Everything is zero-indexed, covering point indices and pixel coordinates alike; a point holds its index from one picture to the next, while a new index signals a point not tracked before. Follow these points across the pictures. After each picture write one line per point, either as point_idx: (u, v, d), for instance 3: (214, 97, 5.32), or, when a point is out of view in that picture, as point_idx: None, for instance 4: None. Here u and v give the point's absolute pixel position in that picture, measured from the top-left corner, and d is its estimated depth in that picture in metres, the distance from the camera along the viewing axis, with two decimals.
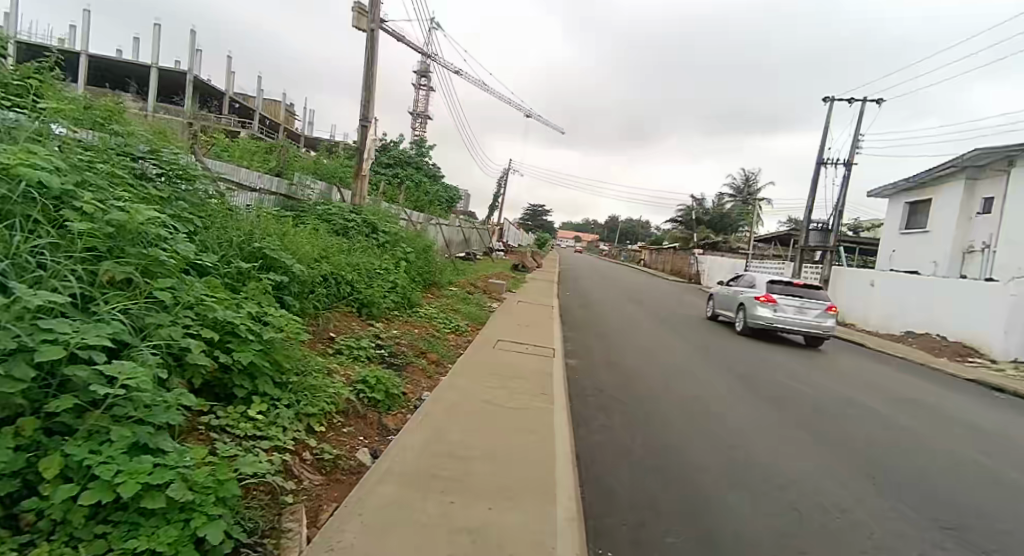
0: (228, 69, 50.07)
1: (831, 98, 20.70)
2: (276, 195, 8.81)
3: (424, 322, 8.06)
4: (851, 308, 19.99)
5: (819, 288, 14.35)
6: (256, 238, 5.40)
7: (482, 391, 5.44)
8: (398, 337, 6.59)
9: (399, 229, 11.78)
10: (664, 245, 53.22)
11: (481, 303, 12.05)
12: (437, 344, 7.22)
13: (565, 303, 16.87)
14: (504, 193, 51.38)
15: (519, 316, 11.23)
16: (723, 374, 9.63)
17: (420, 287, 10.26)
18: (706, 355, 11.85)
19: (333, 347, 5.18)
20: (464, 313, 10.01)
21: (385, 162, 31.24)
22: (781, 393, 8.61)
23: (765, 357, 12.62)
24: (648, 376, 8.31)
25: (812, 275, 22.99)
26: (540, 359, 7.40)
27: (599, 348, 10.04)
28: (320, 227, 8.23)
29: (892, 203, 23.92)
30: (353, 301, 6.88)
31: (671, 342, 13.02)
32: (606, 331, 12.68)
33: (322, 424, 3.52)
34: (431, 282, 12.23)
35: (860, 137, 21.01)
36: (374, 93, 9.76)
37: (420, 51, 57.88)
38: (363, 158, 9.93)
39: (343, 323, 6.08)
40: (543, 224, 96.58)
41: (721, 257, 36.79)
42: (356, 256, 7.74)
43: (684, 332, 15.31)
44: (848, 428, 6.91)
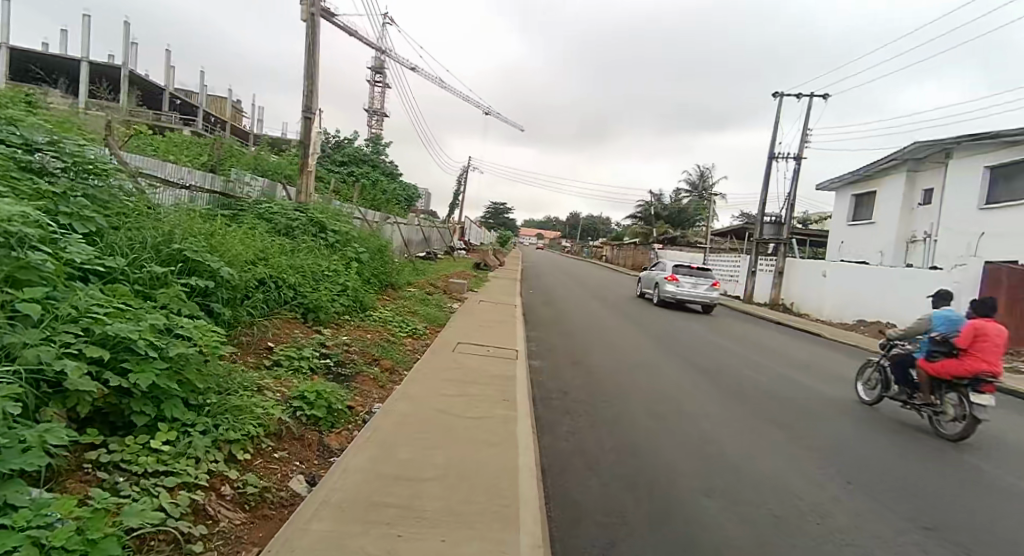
0: (170, 64, 47.63)
1: (781, 93, 21.11)
2: (210, 193, 8.17)
3: (378, 326, 7.55)
4: (806, 298, 20.45)
5: (710, 269, 19.04)
6: (176, 239, 4.84)
7: (438, 399, 5.02)
8: (347, 345, 6.08)
9: (350, 227, 11.18)
10: (625, 240, 53.72)
11: (440, 304, 11.60)
12: (392, 349, 6.75)
13: (527, 301, 16.55)
14: (464, 190, 50.77)
15: (479, 316, 10.83)
16: (688, 369, 9.49)
17: (375, 289, 9.71)
18: (670, 349, 11.74)
19: (270, 361, 4.67)
20: (422, 315, 9.52)
21: (339, 160, 30.24)
22: (746, 387, 8.52)
23: (727, 350, 12.63)
24: (613, 374, 8.08)
25: (767, 268, 23.46)
26: (501, 361, 7.03)
27: (562, 346, 9.77)
28: (259, 227, 7.63)
29: (840, 195, 24.66)
30: (296, 306, 6.33)
31: (635, 337, 12.89)
32: (570, 329, 12.42)
33: (247, 451, 3.04)
34: (388, 283, 11.70)
35: (808, 131, 21.50)
36: (317, 83, 9.16)
37: (374, 47, 56.63)
38: (307, 153, 9.33)
39: (284, 331, 5.55)
40: (504, 222, 96.25)
41: (680, 252, 37.32)
42: (300, 257, 7.18)
43: (647, 327, 15.22)
44: (815, 420, 6.81)
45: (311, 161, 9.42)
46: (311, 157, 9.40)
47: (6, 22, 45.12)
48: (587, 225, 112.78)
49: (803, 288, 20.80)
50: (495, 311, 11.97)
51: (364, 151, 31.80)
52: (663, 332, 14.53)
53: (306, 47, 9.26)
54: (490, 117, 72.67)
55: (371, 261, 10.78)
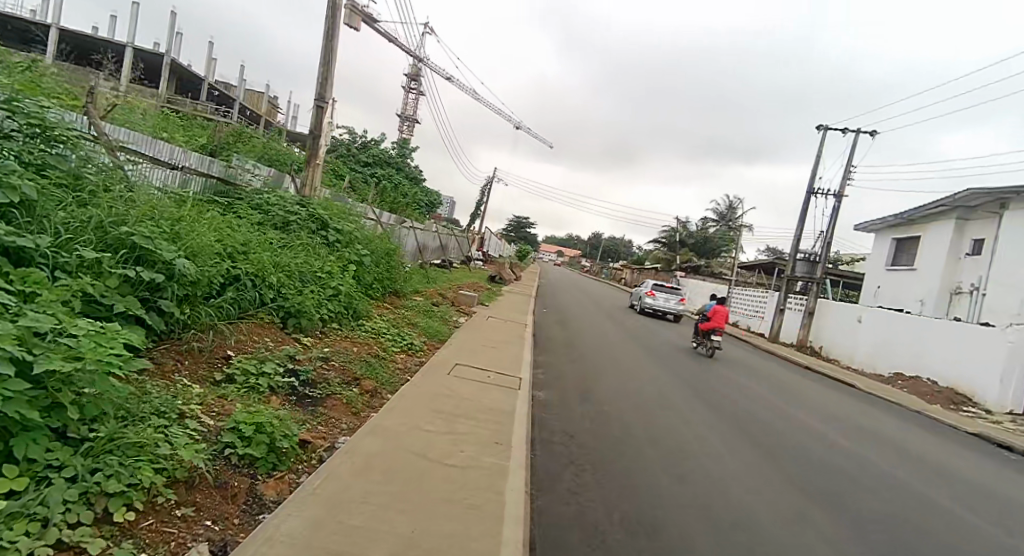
0: (211, 55, 48.32)
1: (825, 125, 20.09)
2: (204, 177, 7.54)
3: (370, 340, 6.79)
4: (837, 343, 19.26)
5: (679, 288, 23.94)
6: (130, 219, 4.16)
7: (417, 437, 4.20)
8: (326, 359, 5.34)
9: (359, 228, 10.48)
10: (647, 265, 52.60)
11: (445, 317, 10.82)
12: (379, 367, 5.97)
13: (541, 321, 15.67)
14: (488, 201, 50.30)
15: (485, 335, 10.02)
16: (710, 415, 8.55)
17: (374, 298, 8.97)
18: (689, 390, 10.76)
19: (218, 377, 3.95)
20: (422, 330, 8.73)
21: (363, 160, 29.90)
22: (777, 444, 7.52)
23: (752, 399, 11.58)
24: (625, 414, 7.20)
25: (797, 307, 22.24)
26: (501, 391, 6.20)
27: (572, 375, 8.91)
28: (249, 219, 6.97)
29: (879, 238, 23.39)
30: (275, 310, 5.63)
31: (652, 371, 11.94)
32: (584, 354, 11.54)
33: (133, 508, 2.25)
34: (392, 290, 10.99)
35: (852, 168, 20.38)
36: (333, 71, 8.53)
37: (412, 54, 57.17)
38: (314, 146, 8.62)
39: (252, 336, 4.83)
40: (526, 236, 95.75)
41: (703, 282, 36.14)
42: (291, 256, 6.49)
43: (665, 362, 14.22)
44: (857, 491, 5.84)
45: (318, 156, 8.71)
46: (318, 153, 8.71)
47: (58, 3, 46.30)
48: (609, 246, 111.70)
49: (834, 332, 19.60)
50: (504, 330, 11.14)
51: (389, 153, 31.48)
52: (682, 369, 13.54)
53: (325, 31, 8.66)
54: (521, 130, 72.60)
55: (376, 266, 10.05)
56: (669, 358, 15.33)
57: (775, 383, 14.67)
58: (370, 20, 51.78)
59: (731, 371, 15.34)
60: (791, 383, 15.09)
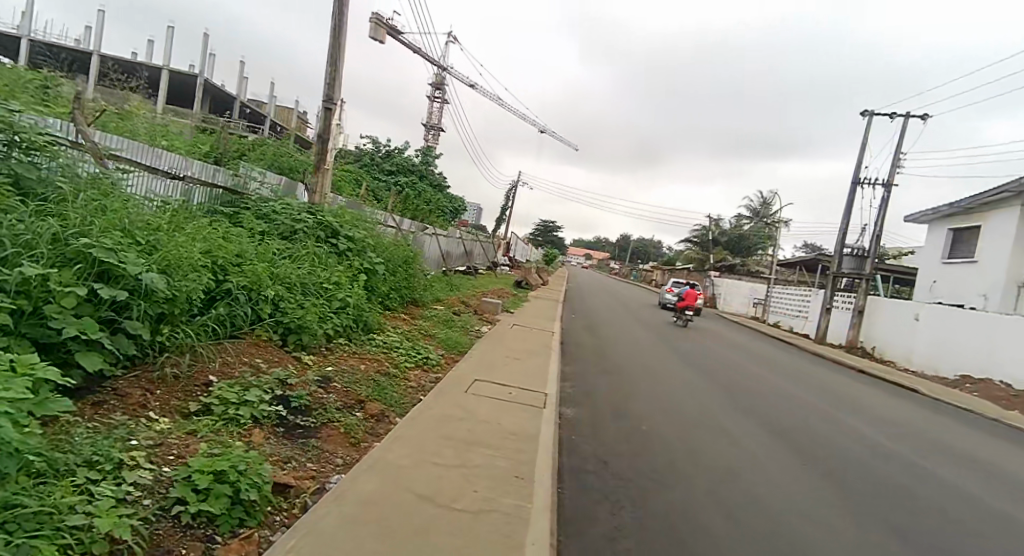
0: (240, 74, 49.42)
1: (870, 111, 18.75)
2: (207, 187, 7.16)
3: (382, 354, 6.26)
4: (891, 343, 17.96)
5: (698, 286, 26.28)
6: (95, 229, 3.68)
7: (422, 474, 3.58)
8: (327, 379, 4.82)
9: (375, 234, 10.02)
10: (679, 266, 51.19)
11: (467, 327, 10.27)
12: (388, 386, 5.41)
13: (570, 327, 14.96)
14: (513, 206, 49.77)
15: (509, 345, 9.38)
16: (758, 428, 7.72)
17: (387, 310, 8.47)
18: (732, 399, 9.90)
19: (193, 409, 3.44)
20: (440, 342, 8.18)
21: (386, 169, 29.76)
22: (837, 459, 6.66)
23: (802, 408, 10.61)
24: (664, 430, 6.46)
25: (845, 305, 20.91)
26: (525, 410, 5.56)
27: (603, 387, 8.23)
28: (250, 230, 6.54)
29: (934, 228, 21.78)
30: (272, 326, 5.14)
31: (690, 379, 11.12)
32: (615, 363, 10.79)
33: None
34: (410, 299, 10.50)
35: (900, 155, 19.07)
36: (341, 71, 8.07)
37: (436, 64, 57.55)
38: (321, 151, 8.10)
39: (241, 358, 4.33)
40: (554, 240, 94.95)
41: (739, 282, 34.73)
42: (294, 267, 6.03)
43: (704, 369, 13.33)
44: (943, 514, 5.03)
45: (327, 161, 8.22)
46: (326, 158, 8.22)
47: (95, 31, 48.07)
48: (639, 247, 109.85)
49: (887, 331, 18.31)
50: (530, 339, 10.47)
51: (413, 161, 31.28)
52: (722, 377, 12.64)
53: (331, 28, 8.22)
54: (545, 134, 72.00)
55: (390, 276, 9.58)
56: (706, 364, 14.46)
57: (825, 390, 13.58)
58: (392, 31, 52.12)
59: (775, 377, 14.31)
60: (842, 389, 13.97)
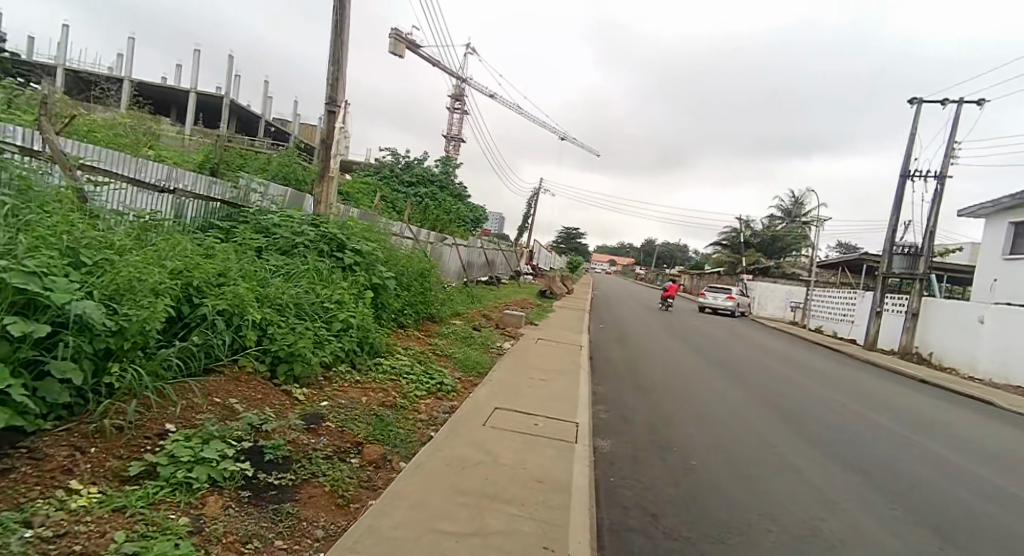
0: (264, 92, 50.04)
1: (919, 99, 17.73)
2: (204, 200, 6.55)
3: (390, 382, 5.53)
4: (952, 349, 16.59)
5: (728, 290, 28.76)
6: (23, 248, 3.00)
7: (422, 549, 2.80)
8: (317, 419, 4.11)
9: (387, 247, 9.33)
10: (709, 270, 49.66)
11: (487, 344, 9.49)
12: (394, 422, 4.66)
13: (600, 340, 14.01)
14: (536, 213, 49.12)
15: (534, 363, 8.58)
16: (827, 455, 6.63)
17: (396, 330, 7.76)
18: (787, 416, 8.78)
19: (133, 471, 2.71)
20: (456, 364, 7.42)
21: (406, 180, 29.42)
22: (932, 495, 5.54)
23: (865, 427, 9.44)
24: (719, 466, 5.46)
25: (896, 308, 19.50)
26: (554, 446, 4.75)
27: (641, 409, 7.35)
28: (243, 246, 5.88)
29: (992, 223, 20.71)
30: (258, 356, 4.43)
31: (736, 395, 10.03)
32: (651, 379, 9.79)
33: None
34: (425, 316, 9.78)
35: (954, 145, 17.81)
36: (344, 69, 7.34)
37: (455, 75, 57.64)
38: (325, 157, 7.40)
39: (210, 398, 3.61)
40: (577, 247, 93.91)
41: (775, 285, 33.24)
42: (289, 285, 5.34)
43: (748, 382, 12.20)
44: None
45: (331, 171, 7.52)
46: (330, 168, 7.50)
47: (125, 57, 49.41)
48: (666, 251, 107.88)
49: (947, 336, 16.93)
50: (556, 356, 9.63)
51: (433, 171, 30.90)
52: (769, 392, 11.49)
53: (333, 23, 7.43)
54: (566, 141, 71.47)
55: (402, 292, 8.86)
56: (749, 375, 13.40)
57: (884, 404, 12.30)
58: (411, 45, 52.34)
59: (825, 390, 13.09)
60: (902, 403, 12.69)
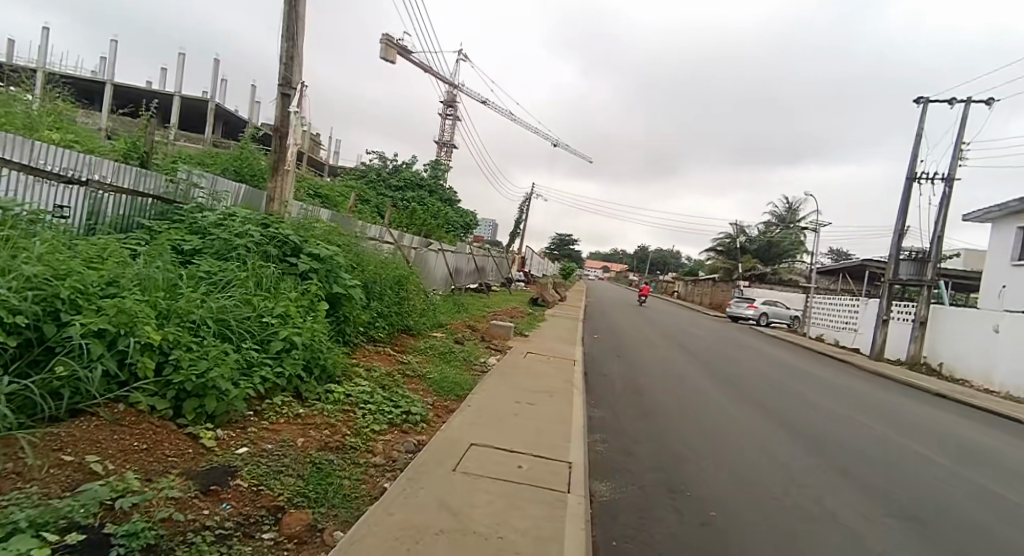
0: (250, 97, 48.91)
1: (925, 98, 17.07)
2: (124, 194, 5.50)
3: (340, 415, 4.52)
4: (965, 360, 15.83)
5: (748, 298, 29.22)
6: None
7: None
8: (226, 477, 3.07)
9: (356, 252, 8.29)
10: (703, 277, 49.08)
11: (469, 359, 8.53)
12: (337, 472, 3.63)
13: (596, 354, 13.03)
14: (528, 219, 48.30)
15: (521, 382, 7.56)
16: (858, 488, 5.71)
17: (357, 347, 6.71)
18: (808, 443, 7.78)
19: None
20: (431, 387, 6.39)
21: (393, 185, 28.43)
22: (1005, 546, 4.52)
23: (885, 449, 8.59)
24: (745, 517, 4.45)
25: (903, 316, 18.79)
26: (540, 499, 3.79)
27: (643, 438, 6.39)
28: (166, 251, 4.88)
29: (998, 228, 20.04)
30: (155, 391, 3.42)
31: (747, 417, 9.02)
32: (654, 400, 8.80)
33: None
34: (401, 329, 8.80)
35: (962, 146, 17.11)
36: (300, 46, 6.35)
37: (447, 81, 56.92)
38: (279, 148, 6.35)
39: (57, 458, 2.61)
40: (571, 253, 93.04)
41: (771, 293, 32.58)
42: (214, 298, 4.31)
43: (758, 400, 11.22)
44: None
45: (288, 165, 6.41)
46: (285, 160, 6.39)
47: (107, 60, 48.15)
48: (659, 258, 107.21)
49: (959, 346, 16.17)
50: (546, 373, 8.61)
51: (421, 176, 29.97)
52: (778, 410, 10.59)
53: None
54: (559, 146, 71.08)
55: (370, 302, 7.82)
56: (752, 389, 12.50)
57: (899, 422, 11.46)
58: (403, 51, 51.60)
59: (835, 406, 12.22)
60: (918, 420, 11.83)
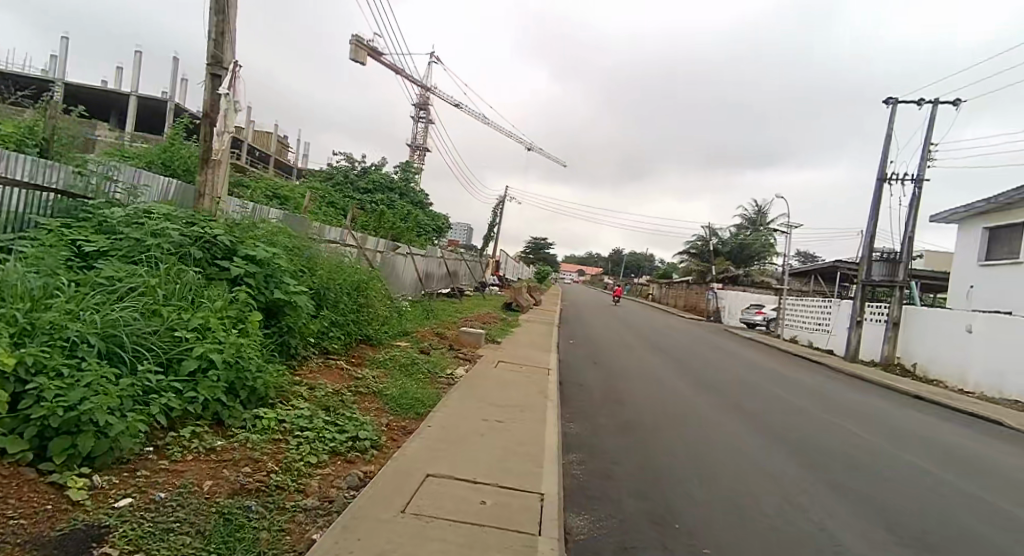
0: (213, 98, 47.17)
1: (894, 99, 17.08)
2: (13, 185, 4.60)
3: (269, 446, 3.80)
4: (939, 360, 15.79)
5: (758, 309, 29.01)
6: None
7: None
8: (85, 545, 2.33)
9: (304, 255, 7.50)
10: (677, 279, 49.28)
11: (434, 370, 7.85)
12: (252, 522, 2.91)
13: (571, 360, 12.47)
14: (501, 223, 47.88)
15: (489, 396, 6.91)
16: (854, 503, 5.28)
17: (301, 363, 5.96)
18: (796, 455, 7.31)
19: None
20: (387, 405, 5.69)
21: (361, 187, 27.54)
22: None
23: (869, 457, 8.26)
24: (742, 550, 3.88)
25: (876, 317, 18.76)
26: (503, 547, 3.14)
27: (622, 456, 5.84)
28: (56, 254, 4.12)
29: (965, 228, 20.23)
30: (7, 429, 2.69)
31: (731, 426, 8.54)
32: (633, 411, 8.25)
33: None
34: (359, 340, 8.08)
35: (931, 147, 17.15)
36: (233, 21, 5.60)
37: (419, 84, 56.08)
38: (207, 137, 5.60)
39: None
40: (546, 257, 93.02)
41: (744, 295, 32.72)
42: (106, 308, 3.57)
43: (739, 408, 10.79)
44: None
45: (219, 156, 5.68)
46: (215, 150, 5.65)
47: (59, 59, 45.87)
48: (633, 262, 108.00)
49: (934, 347, 16.12)
50: (518, 384, 7.97)
51: (391, 178, 29.12)
52: (758, 417, 10.22)
53: None
54: (533, 150, 71.01)
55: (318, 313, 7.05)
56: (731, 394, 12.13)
57: (878, 426, 11.21)
58: (374, 53, 50.68)
59: (814, 411, 11.94)
60: (897, 424, 11.60)
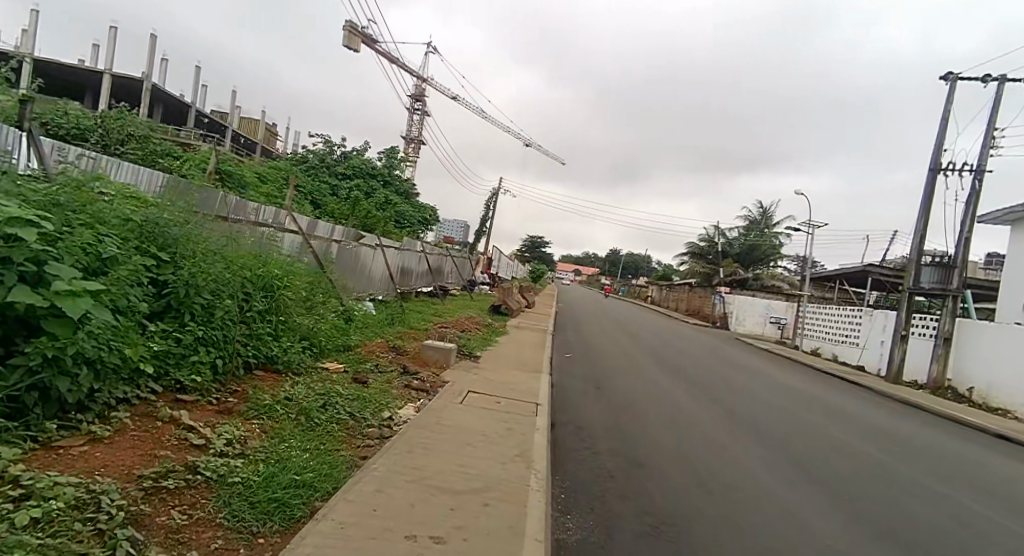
0: (195, 79, 44.25)
1: (955, 75, 14.46)
2: None
3: None
4: (1005, 387, 13.16)
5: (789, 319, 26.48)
6: None
7: None
8: None
9: (154, 237, 4.89)
10: (678, 281, 46.92)
11: (360, 416, 5.11)
12: None
13: (566, 384, 9.91)
14: (494, 217, 45.19)
15: (435, 469, 4.19)
16: None
17: (74, 429, 3.30)
18: (892, 534, 4.80)
19: None
20: (221, 510, 2.99)
21: (339, 172, 24.82)
22: None
23: (956, 505, 6.13)
24: None
25: (923, 331, 16.32)
26: None
27: None
28: None
29: (1021, 230, 17.60)
30: None
31: (773, 473, 6.27)
32: (643, 460, 5.88)
33: None
34: (251, 364, 5.36)
35: (995, 131, 14.59)
36: None
37: (416, 72, 53.57)
38: None
39: None
40: (541, 255, 90.48)
41: (756, 300, 30.20)
42: None
43: (783, 441, 8.24)
44: None
45: None
46: None
47: (30, 33, 42.86)
48: (631, 262, 105.99)
49: (998, 372, 13.49)
50: (487, 436, 5.25)
51: (374, 164, 26.40)
52: (796, 446, 8.07)
53: None
54: (532, 146, 68.68)
55: (153, 333, 4.42)
56: (756, 416, 9.89)
57: (942, 459, 9.00)
58: (368, 39, 48.05)
59: (856, 436, 9.78)
60: (966, 459, 9.33)
